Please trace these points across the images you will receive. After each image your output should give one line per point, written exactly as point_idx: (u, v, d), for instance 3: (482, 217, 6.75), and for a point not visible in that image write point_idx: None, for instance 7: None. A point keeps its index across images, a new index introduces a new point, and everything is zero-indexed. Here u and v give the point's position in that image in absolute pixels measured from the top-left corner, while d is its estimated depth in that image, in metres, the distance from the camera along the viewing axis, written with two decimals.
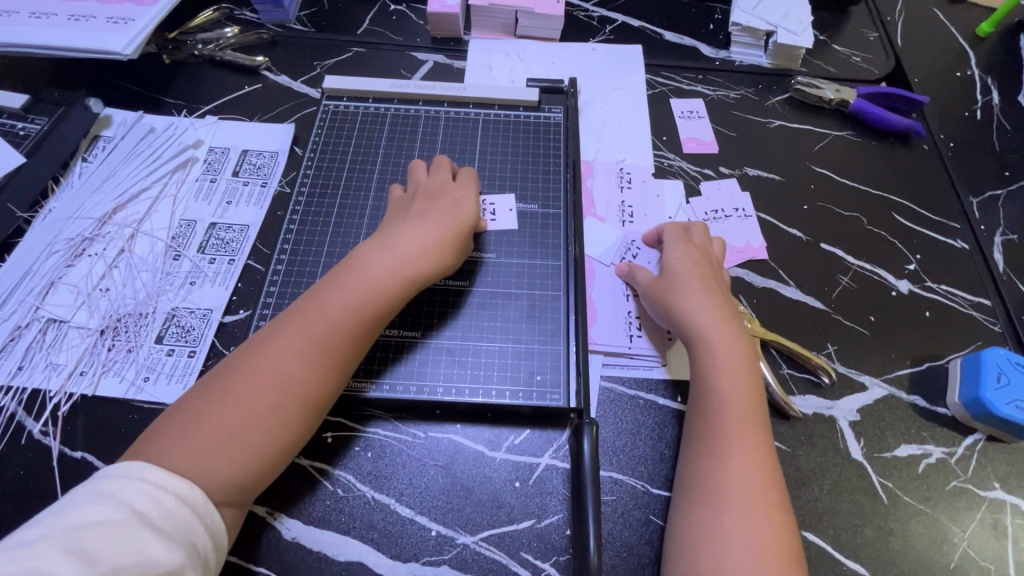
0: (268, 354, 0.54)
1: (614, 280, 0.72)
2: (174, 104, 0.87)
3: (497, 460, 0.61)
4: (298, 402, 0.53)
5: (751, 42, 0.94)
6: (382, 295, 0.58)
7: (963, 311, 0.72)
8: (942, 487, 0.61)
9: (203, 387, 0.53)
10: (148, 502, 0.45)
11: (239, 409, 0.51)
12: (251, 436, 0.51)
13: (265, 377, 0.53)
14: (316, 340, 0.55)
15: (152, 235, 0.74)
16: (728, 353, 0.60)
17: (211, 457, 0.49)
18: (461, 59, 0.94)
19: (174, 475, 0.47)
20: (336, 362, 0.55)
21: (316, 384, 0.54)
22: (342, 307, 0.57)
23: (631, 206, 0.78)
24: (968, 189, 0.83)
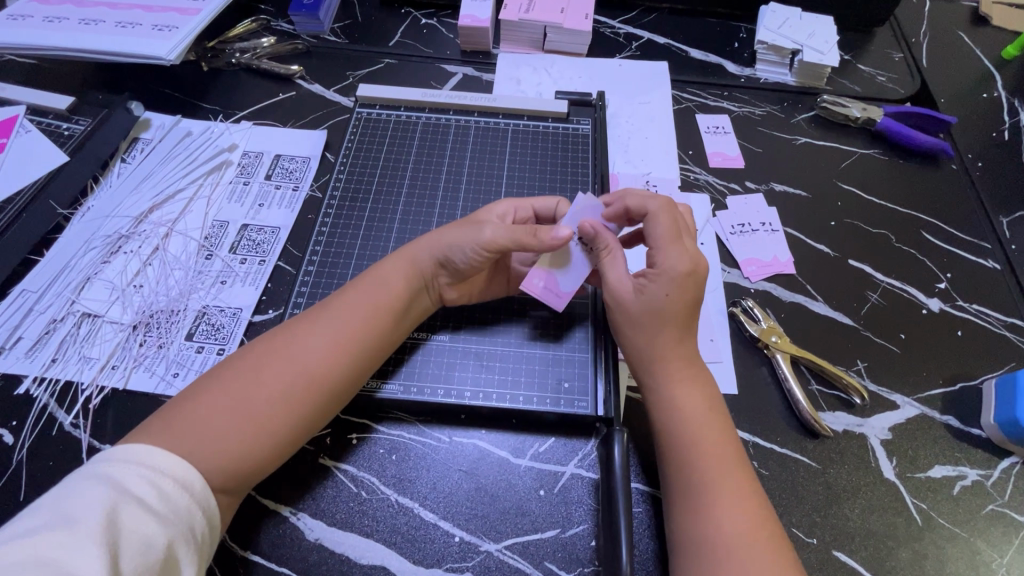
0: (284, 344, 0.55)
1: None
2: (211, 109, 0.89)
3: (521, 467, 0.60)
4: (309, 394, 0.54)
5: (776, 60, 0.96)
6: (399, 298, 0.60)
7: (996, 331, 0.71)
8: (979, 510, 0.60)
9: (217, 371, 0.54)
10: (148, 487, 0.45)
11: (249, 394, 0.52)
12: (257, 422, 0.51)
13: (269, 361, 0.54)
14: (332, 334, 0.56)
15: (186, 234, 0.75)
16: (688, 390, 0.55)
17: (215, 439, 0.49)
18: (489, 72, 0.96)
19: (173, 458, 0.47)
20: (349, 357, 0.56)
21: (328, 377, 0.55)
22: (358, 305, 0.58)
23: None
24: (998, 210, 0.82)
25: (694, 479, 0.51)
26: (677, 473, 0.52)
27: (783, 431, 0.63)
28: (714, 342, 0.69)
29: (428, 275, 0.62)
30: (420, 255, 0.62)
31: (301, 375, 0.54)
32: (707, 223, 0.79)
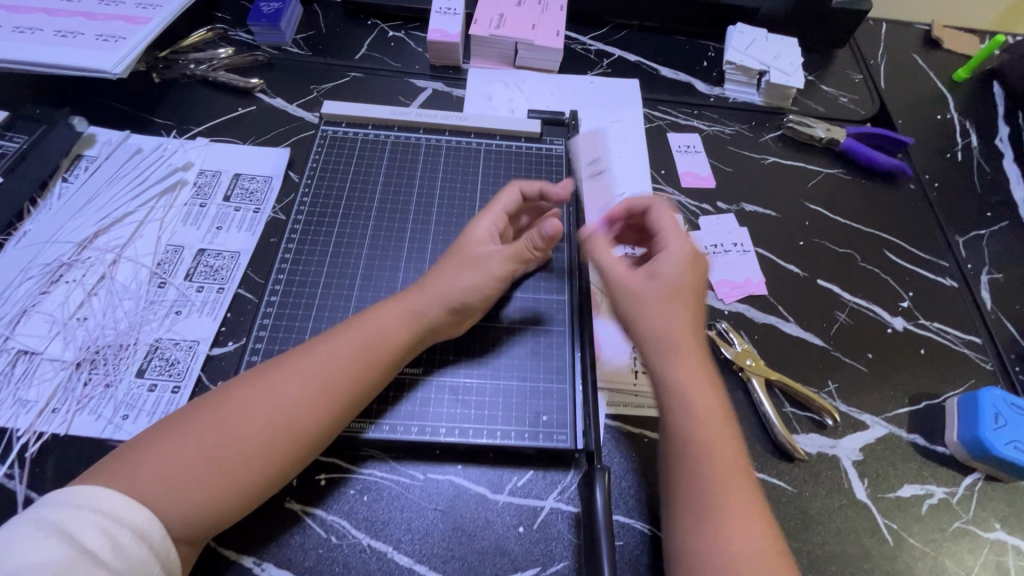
0: (266, 382, 0.52)
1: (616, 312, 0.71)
2: (163, 124, 0.84)
3: (500, 503, 0.58)
4: (285, 440, 0.50)
5: (744, 80, 0.97)
6: (390, 338, 0.57)
7: (956, 349, 0.74)
8: (945, 528, 0.61)
9: (193, 406, 0.51)
10: (100, 537, 0.42)
11: (223, 433, 0.49)
12: (227, 466, 0.48)
13: (254, 405, 0.50)
14: (317, 376, 0.53)
15: (136, 261, 0.70)
16: (703, 397, 0.54)
17: (178, 483, 0.46)
18: (459, 87, 0.94)
19: (132, 504, 0.44)
20: (331, 402, 0.53)
21: (308, 422, 0.51)
22: (346, 345, 0.55)
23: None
24: (954, 229, 0.85)
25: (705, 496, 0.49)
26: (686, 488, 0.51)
27: (759, 455, 0.64)
28: None
29: (429, 325, 0.59)
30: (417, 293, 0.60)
31: (280, 418, 0.51)
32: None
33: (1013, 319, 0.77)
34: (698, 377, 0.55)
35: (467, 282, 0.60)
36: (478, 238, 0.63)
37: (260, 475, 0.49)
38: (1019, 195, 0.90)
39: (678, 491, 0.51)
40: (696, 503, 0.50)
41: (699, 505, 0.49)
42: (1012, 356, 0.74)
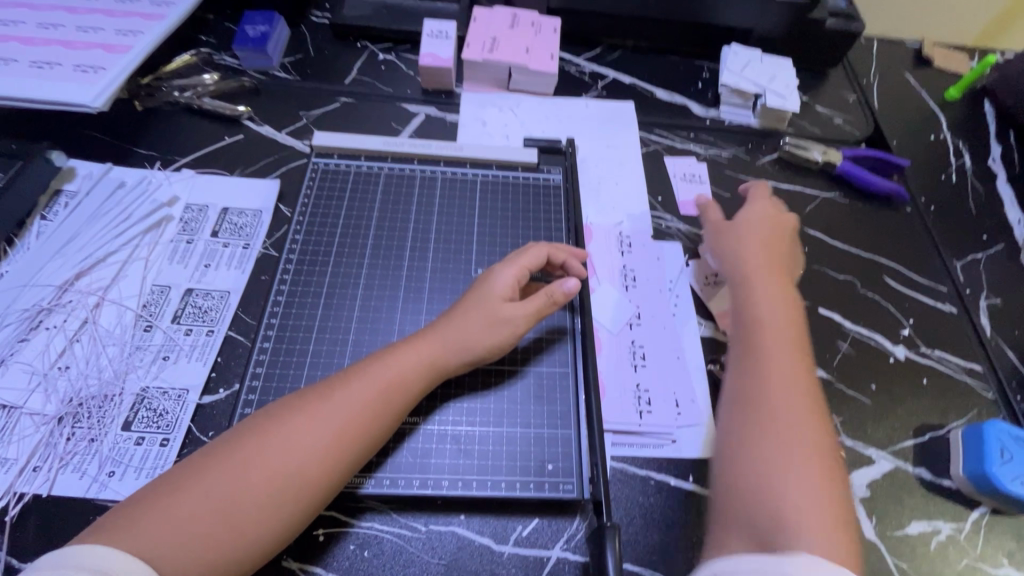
0: (278, 433, 0.51)
1: (617, 349, 0.70)
2: (146, 155, 0.81)
3: (505, 555, 0.57)
4: (298, 493, 0.49)
5: (739, 102, 0.96)
6: (403, 386, 0.56)
7: (957, 378, 0.74)
8: (954, 566, 0.61)
9: (205, 456, 0.50)
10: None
11: (237, 487, 0.48)
12: (240, 521, 0.47)
13: (267, 456, 0.49)
14: (331, 426, 0.52)
15: (120, 304, 0.67)
16: (776, 377, 0.60)
17: (190, 539, 0.45)
18: (453, 112, 0.92)
19: (138, 564, 0.42)
20: (345, 452, 0.52)
21: (318, 475, 0.50)
22: (359, 392, 0.54)
23: (633, 270, 0.77)
24: (951, 252, 0.85)
25: (770, 465, 0.54)
26: (755, 459, 0.55)
27: None
28: (696, 403, 0.67)
29: (442, 378, 0.59)
30: (428, 342, 0.59)
31: (293, 470, 0.49)
32: (682, 274, 0.77)
33: (1013, 346, 0.77)
34: (794, 363, 0.61)
35: (478, 344, 0.59)
36: (498, 293, 0.62)
37: (271, 531, 0.48)
38: (1014, 216, 0.91)
39: (739, 459, 0.56)
40: (761, 464, 0.54)
41: (770, 468, 0.54)
42: (1014, 384, 0.74)
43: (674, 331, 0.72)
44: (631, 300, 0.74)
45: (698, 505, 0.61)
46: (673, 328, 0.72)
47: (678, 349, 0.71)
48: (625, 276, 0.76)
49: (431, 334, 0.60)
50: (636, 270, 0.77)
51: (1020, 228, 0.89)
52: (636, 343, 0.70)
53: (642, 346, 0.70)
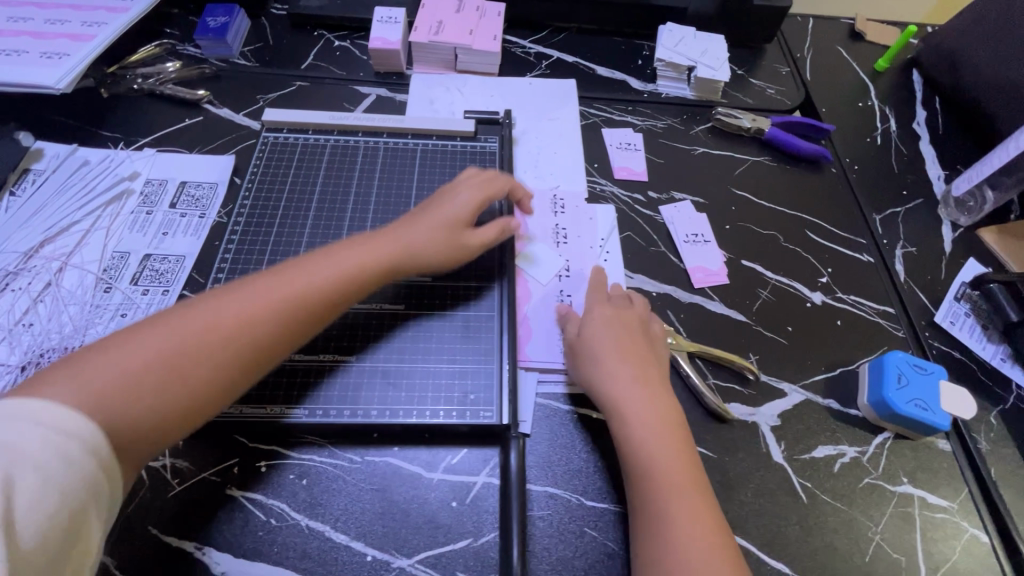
0: (222, 307, 0.53)
1: (545, 297, 0.75)
2: (110, 137, 0.86)
3: (433, 480, 0.61)
4: (244, 356, 0.52)
5: (674, 76, 1.02)
6: (349, 270, 0.60)
7: (870, 319, 0.78)
8: (856, 484, 0.65)
9: (155, 321, 0.51)
10: (51, 452, 0.40)
11: (181, 349, 0.50)
12: (181, 378, 0.49)
13: (226, 320, 0.52)
14: (278, 296, 0.55)
15: (82, 268, 0.72)
16: (645, 412, 0.61)
17: (126, 394, 0.46)
18: (403, 92, 0.98)
19: (78, 418, 0.42)
20: (290, 321, 0.55)
21: (277, 334, 0.54)
22: (307, 272, 0.58)
23: (564, 228, 0.82)
24: (871, 208, 0.91)
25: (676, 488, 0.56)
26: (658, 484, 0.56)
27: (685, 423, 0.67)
28: None
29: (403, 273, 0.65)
30: (386, 237, 0.64)
31: (235, 333, 0.52)
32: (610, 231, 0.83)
33: (924, 289, 0.82)
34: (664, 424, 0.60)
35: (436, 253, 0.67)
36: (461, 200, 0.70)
37: (225, 384, 0.51)
38: (934, 173, 0.96)
39: (661, 482, 0.56)
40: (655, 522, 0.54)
41: (669, 497, 0.55)
42: (923, 323, 0.79)
43: (600, 281, 0.77)
44: (559, 254, 0.79)
45: None
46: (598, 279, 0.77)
47: (602, 296, 0.76)
48: (555, 233, 0.81)
49: (385, 236, 0.64)
50: (567, 228, 0.82)
51: (938, 184, 0.95)
52: (563, 292, 0.76)
53: (569, 295, 0.75)
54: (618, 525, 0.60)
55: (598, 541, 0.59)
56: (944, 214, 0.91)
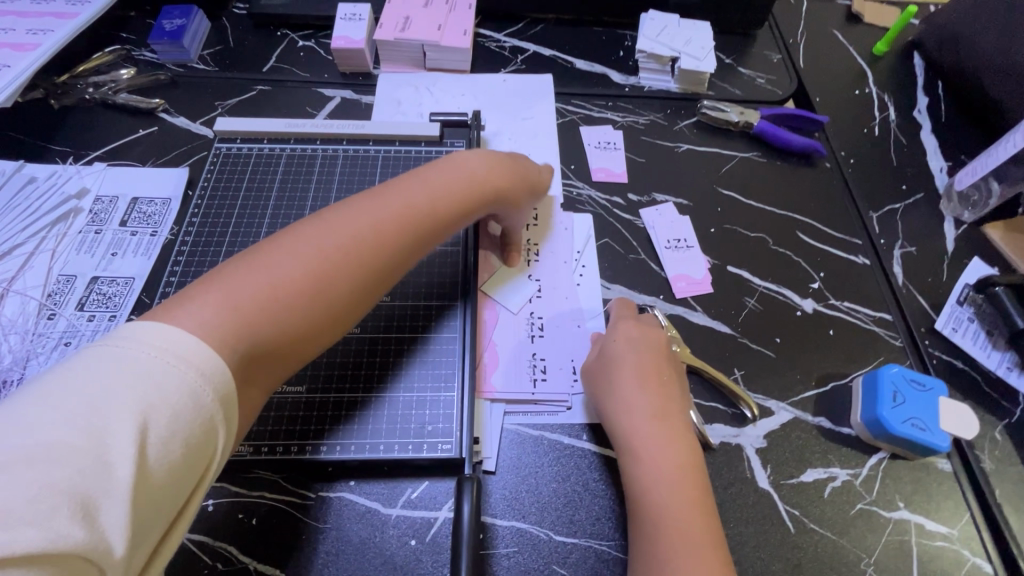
0: (304, 237, 0.52)
1: (513, 320, 0.71)
2: (60, 151, 0.82)
3: (391, 517, 0.57)
4: (333, 294, 0.51)
5: (657, 68, 0.96)
6: (420, 216, 0.58)
7: (866, 327, 0.73)
8: (848, 510, 0.61)
9: (241, 260, 0.49)
10: (181, 390, 0.38)
11: (279, 280, 0.48)
12: (284, 314, 0.48)
13: (312, 252, 0.51)
14: (358, 236, 0.53)
15: (25, 293, 0.69)
16: (664, 454, 0.56)
17: (257, 322, 0.46)
18: (369, 94, 0.93)
19: (206, 351, 0.40)
20: (364, 268, 0.53)
21: (366, 266, 0.53)
22: (379, 211, 0.56)
23: (536, 242, 0.77)
24: (868, 205, 0.85)
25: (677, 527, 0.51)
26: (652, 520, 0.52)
27: None
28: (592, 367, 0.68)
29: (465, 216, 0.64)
30: (451, 183, 0.62)
31: (327, 270, 0.51)
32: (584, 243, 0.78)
33: (924, 293, 0.77)
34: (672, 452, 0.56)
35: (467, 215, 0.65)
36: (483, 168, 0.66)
37: (321, 312, 0.50)
38: (936, 165, 0.90)
39: (661, 515, 0.52)
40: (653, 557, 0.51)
41: (667, 535, 0.51)
42: (923, 329, 0.74)
43: (572, 300, 0.73)
44: (529, 272, 0.74)
45: (589, 462, 0.62)
46: (571, 297, 0.73)
47: (575, 317, 0.71)
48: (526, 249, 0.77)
49: (450, 181, 0.62)
50: (538, 242, 0.77)
51: (940, 176, 0.89)
52: (533, 314, 0.71)
53: (540, 317, 0.71)
54: (588, 562, 0.56)
55: None
56: (946, 210, 0.85)
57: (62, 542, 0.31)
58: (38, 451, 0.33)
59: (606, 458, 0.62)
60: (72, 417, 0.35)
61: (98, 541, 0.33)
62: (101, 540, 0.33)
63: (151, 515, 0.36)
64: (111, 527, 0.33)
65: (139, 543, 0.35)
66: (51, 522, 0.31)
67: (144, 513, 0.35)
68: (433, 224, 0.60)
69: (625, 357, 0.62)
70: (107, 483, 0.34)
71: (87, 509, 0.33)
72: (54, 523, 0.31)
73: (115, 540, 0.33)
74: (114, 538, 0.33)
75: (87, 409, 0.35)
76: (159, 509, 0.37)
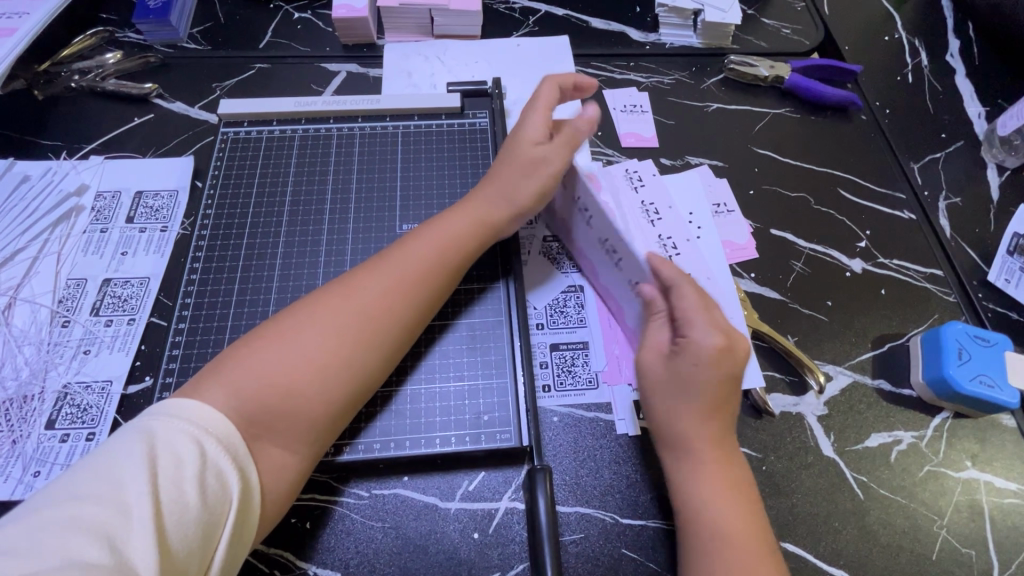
0: (306, 318, 0.50)
1: (626, 294, 0.60)
2: (51, 146, 0.77)
3: (451, 511, 0.55)
4: (335, 377, 0.49)
5: (679, 22, 0.90)
6: (421, 278, 0.55)
7: (918, 285, 0.71)
8: (917, 473, 0.59)
9: (268, 323, 0.50)
10: (189, 445, 0.41)
11: (279, 369, 0.47)
12: (287, 402, 0.47)
13: (333, 317, 0.50)
14: (357, 312, 0.51)
15: (34, 301, 0.65)
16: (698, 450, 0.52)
17: (257, 415, 0.45)
18: (376, 66, 0.87)
19: (215, 413, 0.43)
20: (386, 329, 0.52)
21: (387, 323, 0.52)
22: (383, 281, 0.54)
23: (581, 199, 0.58)
24: (908, 156, 0.82)
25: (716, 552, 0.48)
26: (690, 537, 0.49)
27: None
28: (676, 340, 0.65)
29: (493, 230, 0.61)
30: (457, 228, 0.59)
31: (339, 340, 0.50)
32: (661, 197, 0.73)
33: (974, 245, 0.75)
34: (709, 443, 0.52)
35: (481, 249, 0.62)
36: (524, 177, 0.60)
37: (328, 388, 0.49)
38: (974, 110, 0.86)
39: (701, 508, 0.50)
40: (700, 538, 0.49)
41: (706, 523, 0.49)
42: (975, 283, 0.72)
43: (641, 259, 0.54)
44: (601, 238, 0.58)
45: (649, 443, 0.59)
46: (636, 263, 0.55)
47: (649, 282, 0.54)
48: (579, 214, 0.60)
49: (457, 222, 0.59)
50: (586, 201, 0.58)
51: (979, 122, 0.85)
52: (632, 281, 0.57)
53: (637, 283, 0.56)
54: (658, 545, 0.54)
55: (640, 563, 0.53)
56: (988, 156, 0.82)
57: (87, 569, 0.33)
58: (74, 502, 0.37)
59: None
60: (103, 471, 0.39)
61: (122, 568, 0.34)
62: (126, 568, 0.35)
63: (180, 554, 0.37)
64: (137, 557, 0.35)
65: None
66: (80, 553, 0.34)
67: (172, 551, 0.37)
68: (442, 279, 0.57)
69: (667, 364, 0.54)
70: (125, 520, 0.36)
71: (112, 543, 0.35)
72: (82, 555, 0.34)
73: (143, 568, 0.35)
74: (142, 564, 0.35)
75: (106, 468, 0.39)
76: (188, 550, 0.38)
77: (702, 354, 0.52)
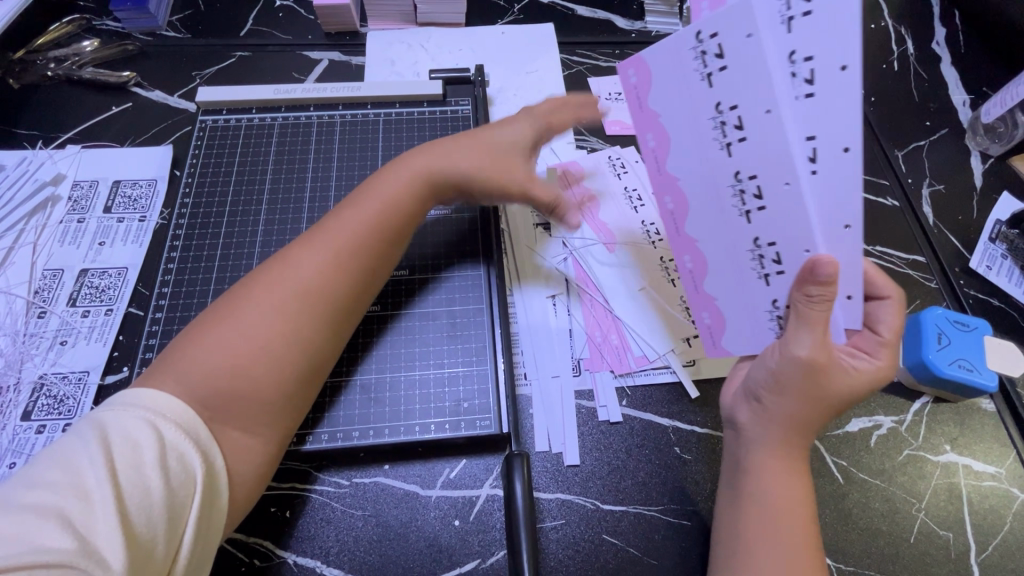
0: (247, 299, 0.49)
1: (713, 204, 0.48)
2: (27, 136, 0.76)
3: (431, 499, 0.55)
4: (285, 354, 0.48)
5: (664, 10, 0.90)
6: (363, 245, 0.54)
7: (900, 271, 0.71)
8: (896, 457, 0.59)
9: (216, 308, 0.49)
10: (147, 432, 0.40)
11: (222, 352, 0.46)
12: (236, 382, 0.46)
13: (279, 293, 0.49)
14: (296, 290, 0.50)
15: (9, 292, 0.64)
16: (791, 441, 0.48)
17: (211, 398, 0.44)
18: (359, 55, 0.86)
19: (173, 399, 0.42)
20: (332, 302, 0.51)
21: (334, 294, 0.51)
22: (321, 254, 0.52)
23: (811, 60, 0.39)
24: (893, 143, 0.82)
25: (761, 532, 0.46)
26: (746, 519, 0.47)
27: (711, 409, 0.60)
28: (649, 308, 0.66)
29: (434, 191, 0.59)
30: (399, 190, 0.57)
31: (287, 319, 0.48)
32: (643, 185, 0.73)
33: (956, 232, 0.75)
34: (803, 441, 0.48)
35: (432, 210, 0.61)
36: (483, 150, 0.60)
37: (282, 367, 0.48)
38: (959, 98, 0.86)
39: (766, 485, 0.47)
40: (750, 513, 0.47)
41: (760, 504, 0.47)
42: (956, 269, 0.72)
43: (816, 218, 0.42)
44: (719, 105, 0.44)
45: (631, 429, 0.59)
46: (850, 237, 0.41)
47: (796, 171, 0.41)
48: (784, 78, 0.41)
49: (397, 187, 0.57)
50: (777, 102, 0.41)
51: (963, 110, 0.85)
52: (738, 177, 0.45)
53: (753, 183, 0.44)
54: (639, 530, 0.54)
55: (620, 549, 0.53)
56: (972, 144, 0.82)
57: (51, 554, 0.33)
58: (31, 491, 0.36)
59: (648, 422, 0.59)
60: (60, 460, 0.38)
61: (88, 553, 0.34)
62: (92, 553, 0.34)
63: (147, 539, 0.37)
64: (102, 541, 0.35)
65: (142, 565, 0.36)
66: (42, 539, 0.33)
67: (138, 536, 0.37)
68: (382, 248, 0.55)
69: (833, 371, 0.45)
70: (87, 505, 0.36)
71: (74, 530, 0.35)
72: (42, 540, 0.33)
73: (108, 553, 0.35)
74: (108, 549, 0.35)
75: (63, 457, 0.38)
76: (155, 535, 0.37)
77: (876, 378, 0.46)
